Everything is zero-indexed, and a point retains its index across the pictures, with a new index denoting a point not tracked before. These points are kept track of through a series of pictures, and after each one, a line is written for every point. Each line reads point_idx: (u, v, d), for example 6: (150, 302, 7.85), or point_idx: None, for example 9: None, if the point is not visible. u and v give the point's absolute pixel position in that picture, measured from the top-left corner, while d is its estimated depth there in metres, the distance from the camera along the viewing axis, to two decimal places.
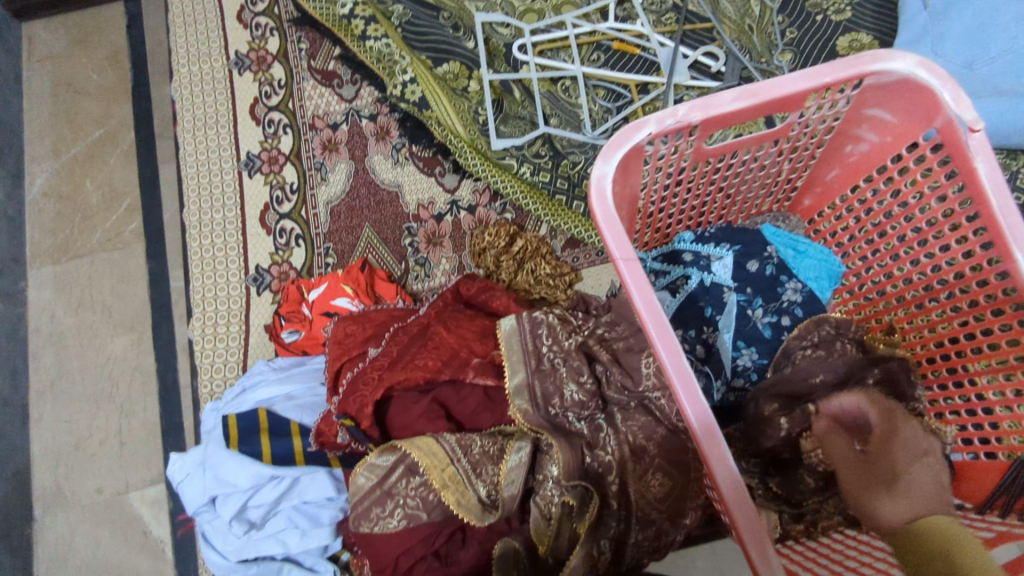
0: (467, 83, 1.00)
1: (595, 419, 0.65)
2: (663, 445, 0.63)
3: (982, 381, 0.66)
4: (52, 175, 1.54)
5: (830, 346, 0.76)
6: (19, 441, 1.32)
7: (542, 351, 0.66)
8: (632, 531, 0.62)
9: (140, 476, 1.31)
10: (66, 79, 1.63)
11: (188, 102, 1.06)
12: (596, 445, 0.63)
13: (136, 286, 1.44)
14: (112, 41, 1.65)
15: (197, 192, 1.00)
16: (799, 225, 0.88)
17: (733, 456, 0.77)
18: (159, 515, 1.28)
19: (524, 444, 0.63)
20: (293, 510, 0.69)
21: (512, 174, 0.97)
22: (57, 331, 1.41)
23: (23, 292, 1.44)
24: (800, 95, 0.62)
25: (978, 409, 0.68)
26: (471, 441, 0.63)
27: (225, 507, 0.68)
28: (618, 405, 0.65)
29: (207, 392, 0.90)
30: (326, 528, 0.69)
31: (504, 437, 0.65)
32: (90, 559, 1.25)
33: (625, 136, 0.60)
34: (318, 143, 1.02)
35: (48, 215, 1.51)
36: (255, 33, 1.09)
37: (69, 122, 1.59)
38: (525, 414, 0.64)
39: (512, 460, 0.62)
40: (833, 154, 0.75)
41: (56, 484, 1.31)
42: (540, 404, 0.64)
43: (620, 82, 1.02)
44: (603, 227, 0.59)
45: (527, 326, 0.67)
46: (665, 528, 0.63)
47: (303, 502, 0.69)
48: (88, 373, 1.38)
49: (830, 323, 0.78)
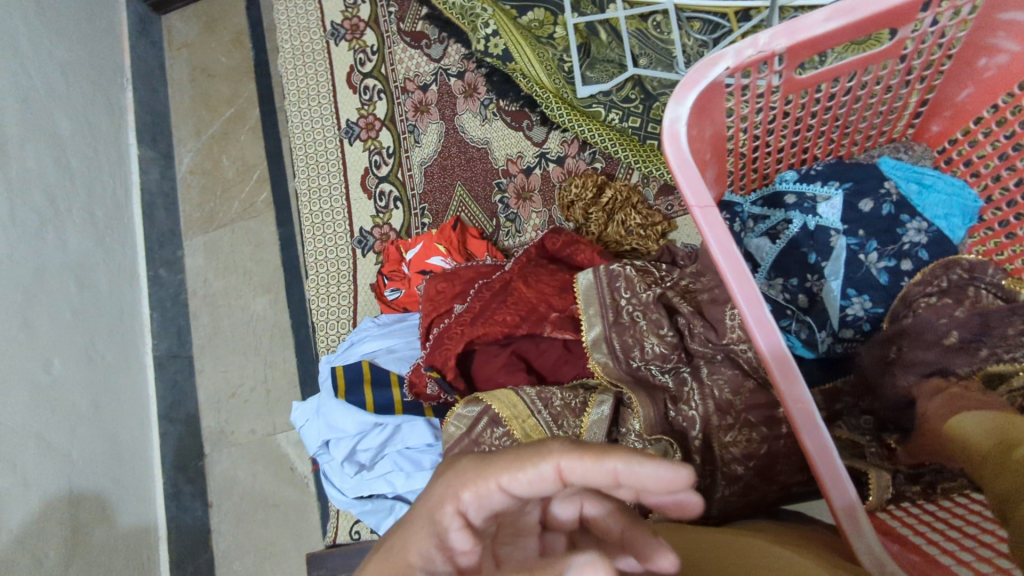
0: (553, 29, 0.97)
1: (680, 372, 0.63)
2: (750, 401, 0.61)
3: None
4: (195, 154, 1.73)
5: (959, 294, 0.68)
6: (188, 388, 1.54)
7: (621, 304, 0.65)
8: (718, 486, 0.60)
9: (284, 419, 1.48)
10: (201, 64, 1.79)
11: (293, 76, 1.12)
12: (680, 400, 0.62)
13: (270, 251, 1.60)
14: (234, 24, 1.79)
15: (305, 161, 1.08)
16: (927, 154, 0.76)
17: (839, 414, 0.72)
18: (302, 453, 1.44)
19: (606, 398, 0.63)
20: (398, 454, 0.74)
21: (599, 122, 0.94)
22: (210, 293, 1.61)
23: (181, 260, 1.64)
24: (909, 6, 0.54)
25: None
26: (551, 395, 0.64)
27: (337, 449, 0.76)
28: (703, 358, 0.64)
29: (325, 346, 0.98)
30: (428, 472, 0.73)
31: (586, 391, 0.65)
32: (250, 489, 1.45)
33: (700, 73, 0.56)
34: (410, 106, 1.05)
35: (196, 190, 1.69)
36: (348, 1, 1.12)
37: (206, 104, 1.76)
38: (604, 366, 0.64)
39: (593, 414, 0.62)
40: (962, 71, 0.64)
41: (220, 425, 1.51)
42: (620, 358, 0.64)
43: (718, 11, 0.93)
44: (678, 172, 0.55)
45: (605, 281, 0.66)
46: (754, 483, 0.59)
47: (406, 448, 0.74)
48: (237, 329, 1.56)
49: (962, 267, 0.69)
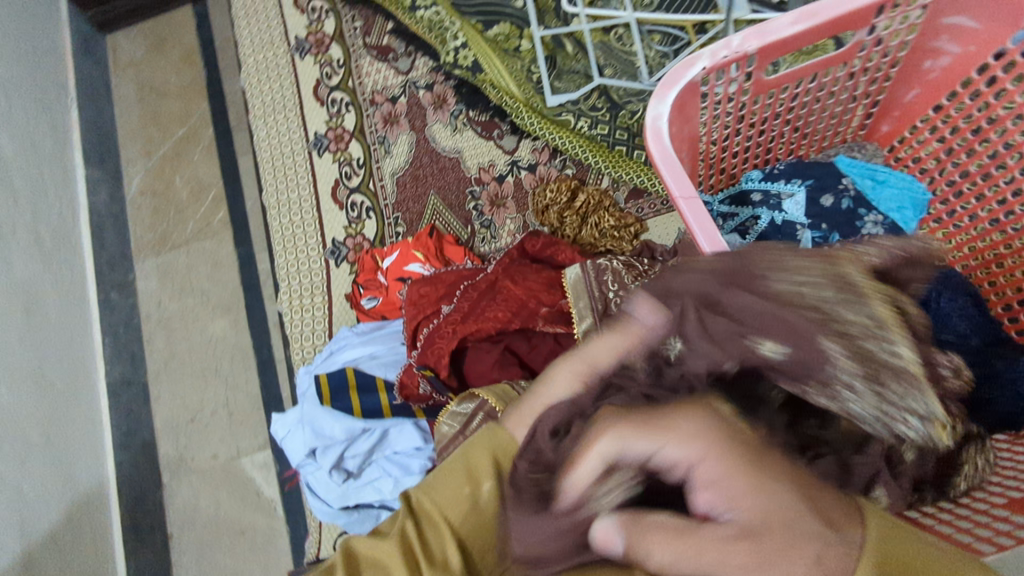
0: (519, 42, 0.99)
1: None
2: None
3: None
4: (145, 174, 1.67)
5: None
6: (143, 417, 1.47)
7: (610, 298, 0.66)
8: None
9: (249, 443, 1.43)
10: (149, 83, 1.75)
11: (257, 91, 1.12)
12: None
13: (228, 271, 1.56)
14: (185, 42, 1.75)
15: (272, 173, 1.07)
16: (878, 153, 0.83)
17: None
18: (269, 477, 1.40)
19: None
20: (387, 460, 0.75)
21: (569, 130, 0.98)
22: (164, 316, 1.55)
23: (133, 283, 1.57)
24: (865, 11, 0.59)
25: None
26: None
27: (324, 458, 0.75)
28: None
29: (300, 358, 0.97)
30: (417, 476, 0.73)
31: None
32: (213, 517, 1.39)
33: (678, 74, 0.60)
34: (380, 119, 1.05)
35: (146, 211, 1.64)
36: (312, 17, 1.12)
37: (156, 123, 1.71)
38: None
39: None
40: (911, 74, 0.71)
41: (178, 453, 1.45)
42: None
43: (676, 24, 0.99)
44: (662, 168, 0.59)
45: (592, 274, 0.68)
46: None
47: (395, 452, 0.74)
48: (195, 353, 1.51)
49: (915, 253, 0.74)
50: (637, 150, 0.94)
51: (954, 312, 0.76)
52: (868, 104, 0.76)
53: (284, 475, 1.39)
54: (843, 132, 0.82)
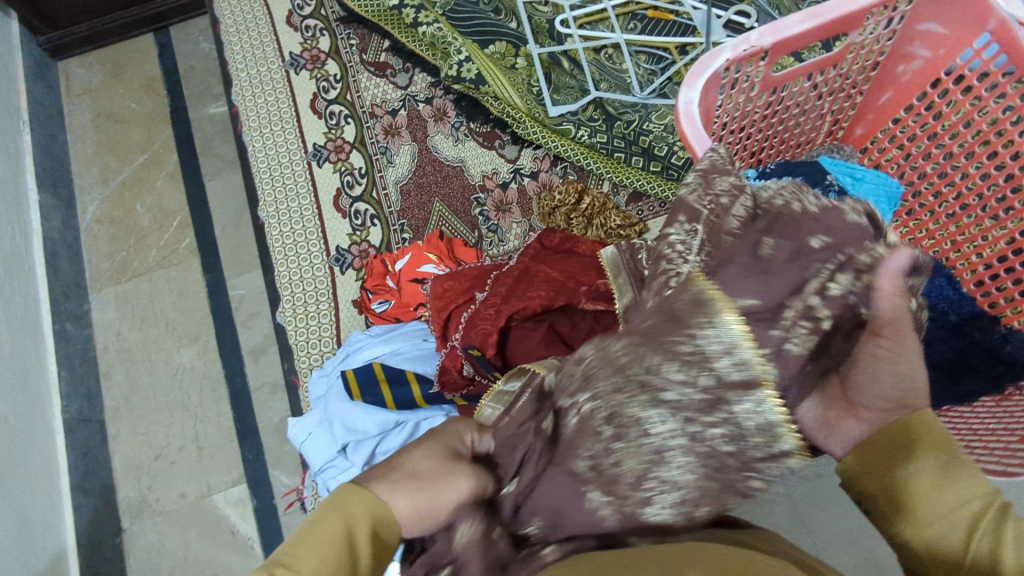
0: (515, 60, 1.06)
1: None
2: None
3: None
4: (102, 201, 1.58)
5: None
6: (101, 456, 1.36)
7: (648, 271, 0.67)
8: None
9: (222, 478, 1.34)
10: (107, 111, 1.65)
11: (252, 105, 1.12)
12: None
13: (196, 299, 1.48)
14: (145, 70, 1.68)
15: (271, 185, 1.07)
16: (853, 154, 0.93)
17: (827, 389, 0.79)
18: (244, 514, 1.31)
19: None
20: None
21: (569, 138, 1.03)
22: (124, 348, 1.45)
23: (88, 314, 1.47)
24: (860, 13, 0.70)
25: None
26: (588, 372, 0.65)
27: (356, 454, 0.73)
28: None
29: (306, 367, 0.96)
30: None
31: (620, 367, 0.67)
32: (182, 561, 1.28)
33: (704, 64, 0.67)
34: (380, 130, 1.07)
35: (104, 239, 1.55)
36: (305, 34, 1.15)
37: (113, 149, 1.62)
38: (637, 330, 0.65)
39: None
40: (885, 76, 0.81)
41: (141, 493, 1.34)
42: None
43: (660, 46, 1.08)
44: (696, 146, 0.66)
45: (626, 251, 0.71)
46: None
47: None
48: (160, 385, 1.42)
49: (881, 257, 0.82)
50: (635, 156, 1.01)
51: (932, 292, 0.84)
52: (847, 107, 0.86)
53: (262, 510, 1.31)
54: (822, 134, 0.91)
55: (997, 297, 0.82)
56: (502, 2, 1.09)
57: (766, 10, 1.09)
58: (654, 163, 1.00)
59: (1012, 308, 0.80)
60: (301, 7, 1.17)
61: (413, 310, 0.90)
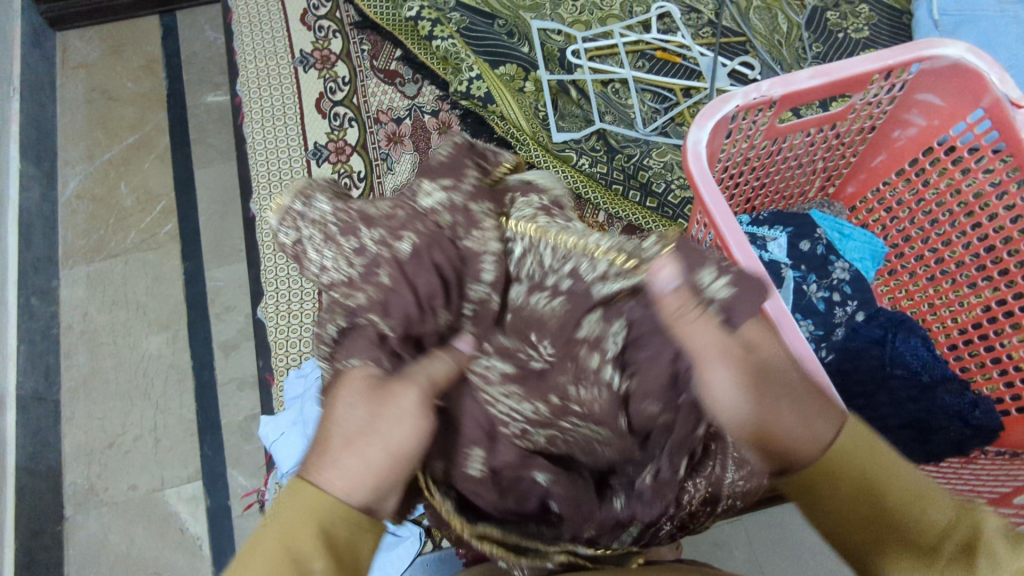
0: (524, 83, 1.08)
1: None
2: None
3: (1012, 344, 0.77)
4: (85, 177, 1.54)
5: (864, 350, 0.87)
6: (51, 438, 1.30)
7: None
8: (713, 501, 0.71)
9: (176, 473, 1.29)
10: (100, 86, 1.62)
11: (256, 97, 1.11)
12: None
13: (171, 287, 1.44)
14: (146, 50, 1.65)
15: (267, 179, 1.06)
16: (842, 211, 0.96)
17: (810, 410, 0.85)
18: (196, 512, 1.26)
19: None
20: None
21: (570, 165, 1.04)
22: (90, 329, 1.40)
23: (56, 290, 1.43)
24: (864, 77, 0.72)
25: (1009, 368, 0.79)
26: None
27: None
28: None
29: (283, 365, 0.94)
30: None
31: None
32: (124, 556, 1.22)
33: (715, 108, 0.70)
34: (383, 136, 1.08)
35: (82, 216, 1.51)
36: (318, 34, 1.15)
37: (103, 126, 1.58)
38: None
39: None
40: (881, 139, 0.83)
41: (89, 482, 1.29)
42: None
43: (666, 87, 1.11)
44: (700, 183, 0.68)
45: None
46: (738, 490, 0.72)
47: None
48: (123, 370, 1.37)
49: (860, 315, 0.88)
50: (632, 190, 1.02)
51: (908, 351, 0.85)
52: (841, 164, 0.89)
53: (214, 510, 1.26)
54: (816, 188, 0.94)
55: (970, 361, 0.85)
56: (518, 26, 1.12)
57: (771, 64, 1.12)
58: (651, 198, 1.01)
59: (983, 374, 0.83)
60: (317, 8, 1.17)
61: None
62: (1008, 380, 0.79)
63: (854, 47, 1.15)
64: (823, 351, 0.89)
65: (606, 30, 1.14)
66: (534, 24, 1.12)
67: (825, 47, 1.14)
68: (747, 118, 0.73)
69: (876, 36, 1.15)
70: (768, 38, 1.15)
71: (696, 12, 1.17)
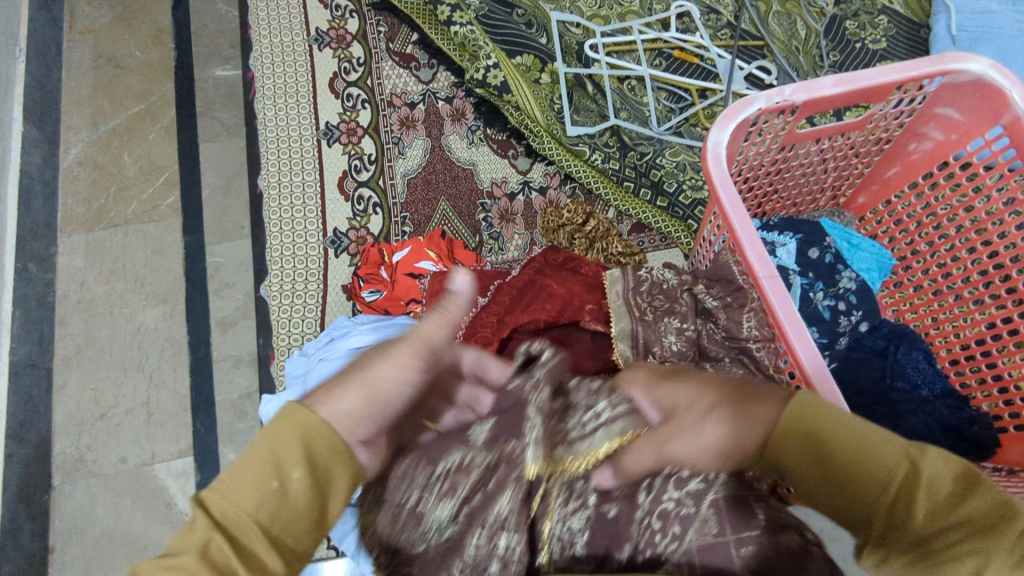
0: (540, 74, 1.08)
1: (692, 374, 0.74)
2: None
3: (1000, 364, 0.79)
4: (87, 145, 1.41)
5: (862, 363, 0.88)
6: (41, 407, 1.22)
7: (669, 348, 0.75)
8: None
9: (167, 448, 1.22)
10: (108, 52, 1.47)
11: (270, 74, 1.12)
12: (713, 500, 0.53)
13: (171, 260, 1.34)
14: (154, 21, 1.50)
15: (277, 155, 1.07)
16: (852, 221, 0.98)
17: None
18: (185, 488, 1.19)
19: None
20: None
21: (583, 160, 1.07)
22: (86, 299, 1.30)
23: (54, 258, 1.33)
24: (888, 86, 0.72)
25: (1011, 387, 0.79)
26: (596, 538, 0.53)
27: None
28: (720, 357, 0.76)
29: (284, 345, 0.98)
30: None
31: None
32: (111, 528, 1.16)
33: (738, 109, 0.71)
34: (495, 213, 1.07)
35: (81, 184, 1.38)
36: (334, 13, 1.15)
37: (108, 93, 1.44)
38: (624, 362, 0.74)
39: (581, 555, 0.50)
40: (897, 151, 0.85)
41: (77, 452, 1.21)
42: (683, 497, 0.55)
43: (682, 86, 1.11)
44: (785, 324, 0.66)
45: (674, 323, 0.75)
46: None
47: None
48: (118, 342, 1.28)
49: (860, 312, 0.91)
50: (644, 188, 1.04)
51: (909, 364, 0.85)
52: (856, 173, 0.91)
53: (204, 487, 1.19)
54: (828, 195, 0.95)
55: (969, 376, 0.85)
56: (536, 16, 1.11)
57: (788, 70, 1.12)
58: (662, 198, 1.03)
59: (983, 391, 0.83)
60: None
61: (402, 302, 0.93)
62: (1005, 400, 0.79)
63: (869, 58, 1.15)
64: (825, 359, 0.89)
65: (625, 26, 1.13)
66: (553, 15, 1.11)
67: (842, 56, 1.14)
68: (734, 264, 0.73)
69: (892, 48, 1.15)
70: (786, 44, 1.15)
71: (715, 14, 1.16)
